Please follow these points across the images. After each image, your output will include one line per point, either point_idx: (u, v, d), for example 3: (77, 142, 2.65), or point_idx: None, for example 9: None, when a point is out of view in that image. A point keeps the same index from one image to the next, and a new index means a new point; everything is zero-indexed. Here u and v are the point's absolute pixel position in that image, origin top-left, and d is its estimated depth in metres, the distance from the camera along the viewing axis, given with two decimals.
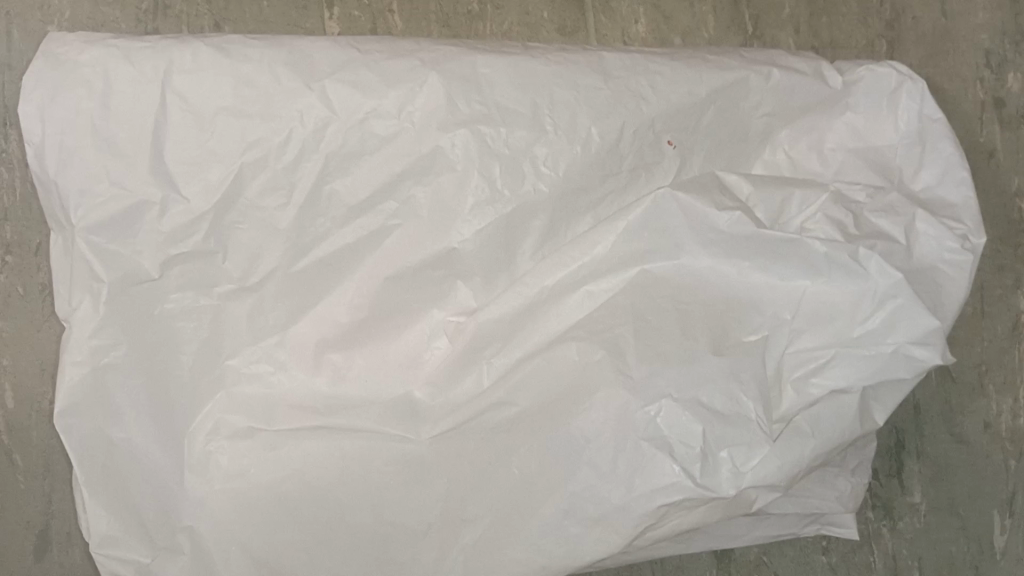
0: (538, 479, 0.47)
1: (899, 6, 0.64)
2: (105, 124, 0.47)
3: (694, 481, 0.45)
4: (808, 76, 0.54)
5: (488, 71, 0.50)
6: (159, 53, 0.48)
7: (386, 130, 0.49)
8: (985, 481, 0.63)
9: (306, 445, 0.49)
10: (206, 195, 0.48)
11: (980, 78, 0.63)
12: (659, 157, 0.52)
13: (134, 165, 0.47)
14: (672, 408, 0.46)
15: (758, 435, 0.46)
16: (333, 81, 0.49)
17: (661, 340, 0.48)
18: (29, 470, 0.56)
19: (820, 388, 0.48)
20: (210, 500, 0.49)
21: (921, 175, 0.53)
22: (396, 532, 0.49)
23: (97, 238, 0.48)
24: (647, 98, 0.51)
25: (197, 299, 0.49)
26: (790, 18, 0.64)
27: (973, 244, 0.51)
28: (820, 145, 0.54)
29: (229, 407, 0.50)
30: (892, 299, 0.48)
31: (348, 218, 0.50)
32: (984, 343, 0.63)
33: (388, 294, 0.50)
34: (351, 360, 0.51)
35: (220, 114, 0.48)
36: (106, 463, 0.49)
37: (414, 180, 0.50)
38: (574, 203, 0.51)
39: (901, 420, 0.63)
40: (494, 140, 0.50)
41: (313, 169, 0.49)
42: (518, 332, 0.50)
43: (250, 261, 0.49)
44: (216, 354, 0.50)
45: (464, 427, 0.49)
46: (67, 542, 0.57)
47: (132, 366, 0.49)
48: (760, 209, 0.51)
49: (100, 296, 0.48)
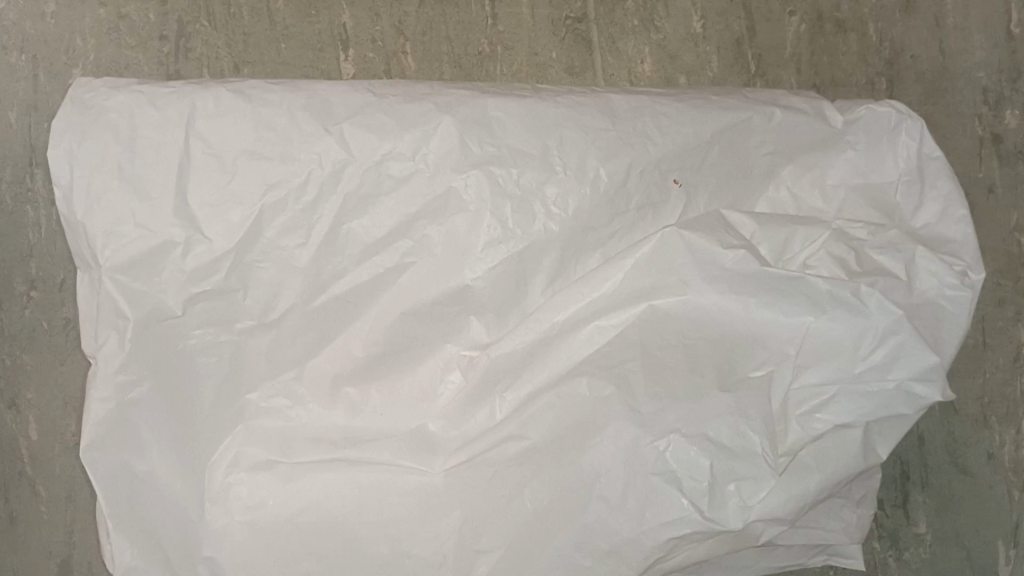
0: (552, 509, 0.48)
1: (898, 45, 0.66)
2: (132, 167, 0.49)
3: (702, 514, 0.47)
4: (810, 116, 0.56)
5: (500, 114, 0.52)
6: (183, 98, 0.50)
7: (401, 172, 0.51)
8: (989, 511, 0.63)
9: (324, 477, 0.51)
10: (228, 235, 0.50)
11: (978, 115, 0.64)
12: (665, 196, 0.53)
13: (158, 207, 0.49)
14: (680, 443, 0.48)
15: (765, 469, 0.48)
16: (349, 125, 0.51)
17: (669, 375, 0.49)
18: (52, 501, 0.58)
19: (825, 422, 0.49)
20: (229, 532, 0.49)
21: (921, 213, 0.55)
22: (413, 562, 0.49)
23: (122, 277, 0.49)
24: (654, 139, 0.53)
25: (218, 335, 0.51)
26: (792, 58, 0.66)
27: (973, 280, 0.52)
28: (822, 183, 0.56)
29: (248, 440, 0.51)
30: (893, 336, 0.49)
31: (365, 256, 0.51)
32: (987, 374, 0.64)
33: (405, 331, 0.52)
34: (368, 394, 0.52)
35: (241, 157, 0.50)
36: (129, 496, 0.50)
37: (428, 220, 0.51)
38: (583, 240, 0.52)
39: (906, 450, 0.65)
40: (506, 181, 0.51)
41: (333, 209, 0.51)
42: (529, 365, 0.51)
43: (270, 298, 0.51)
44: (235, 390, 0.51)
45: (478, 459, 0.50)
46: (88, 571, 0.58)
47: (154, 400, 0.50)
48: (763, 247, 0.53)
49: (125, 333, 0.50)
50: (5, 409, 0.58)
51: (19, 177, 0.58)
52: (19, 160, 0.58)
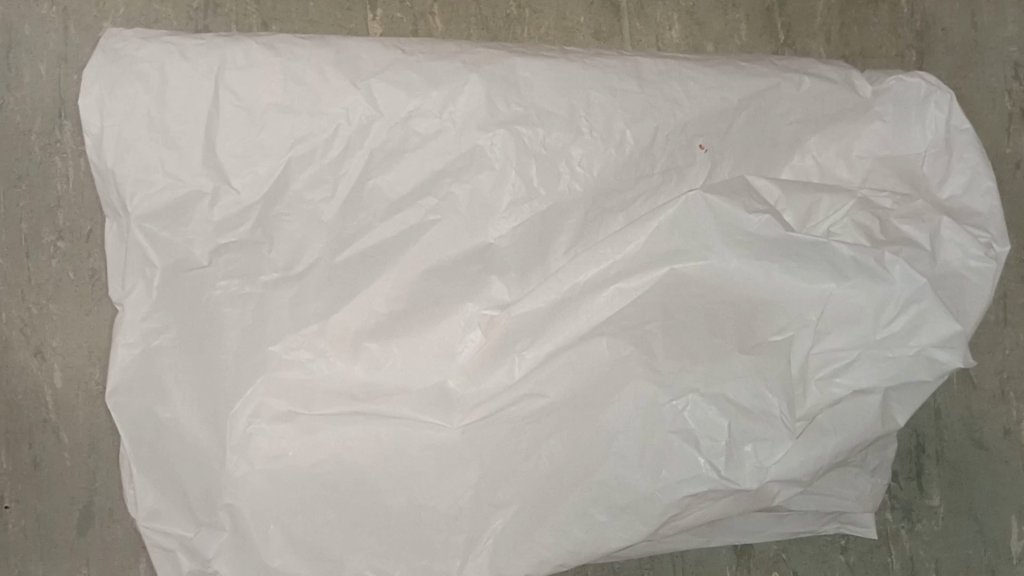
0: (568, 467, 0.49)
1: (929, 18, 0.65)
2: (161, 117, 0.49)
3: (718, 474, 0.48)
4: (838, 85, 0.55)
5: (527, 74, 0.52)
6: (213, 50, 0.50)
7: (428, 129, 0.51)
8: (1004, 485, 0.64)
9: (343, 430, 0.51)
10: (255, 187, 0.50)
11: (1008, 90, 0.65)
12: (691, 160, 0.53)
13: (187, 157, 0.49)
14: (699, 403, 0.49)
15: (782, 430, 0.48)
16: (377, 81, 0.51)
17: (690, 338, 0.50)
18: (75, 448, 0.59)
19: (843, 386, 0.50)
20: (250, 480, 0.50)
21: (948, 184, 0.54)
22: (429, 515, 0.50)
23: (150, 226, 0.50)
24: (681, 104, 0.53)
25: (242, 287, 0.51)
26: (821, 27, 0.65)
27: (997, 252, 0.52)
28: (848, 154, 0.56)
29: (269, 391, 0.52)
30: (916, 303, 0.49)
31: (390, 212, 0.51)
32: (1006, 351, 0.64)
33: (426, 289, 0.52)
34: (389, 350, 0.53)
35: (270, 110, 0.50)
36: (154, 441, 0.51)
37: (453, 177, 0.51)
38: (606, 202, 0.52)
39: (922, 423, 0.65)
40: (531, 141, 0.51)
41: (358, 163, 0.51)
42: (549, 327, 0.51)
43: (294, 252, 0.51)
44: (258, 341, 0.52)
45: (497, 416, 0.51)
46: (110, 517, 0.59)
47: (180, 348, 0.51)
48: (788, 214, 0.53)
49: (152, 281, 0.50)
50: (30, 356, 0.58)
51: (48, 129, 0.59)
52: (47, 112, 0.59)
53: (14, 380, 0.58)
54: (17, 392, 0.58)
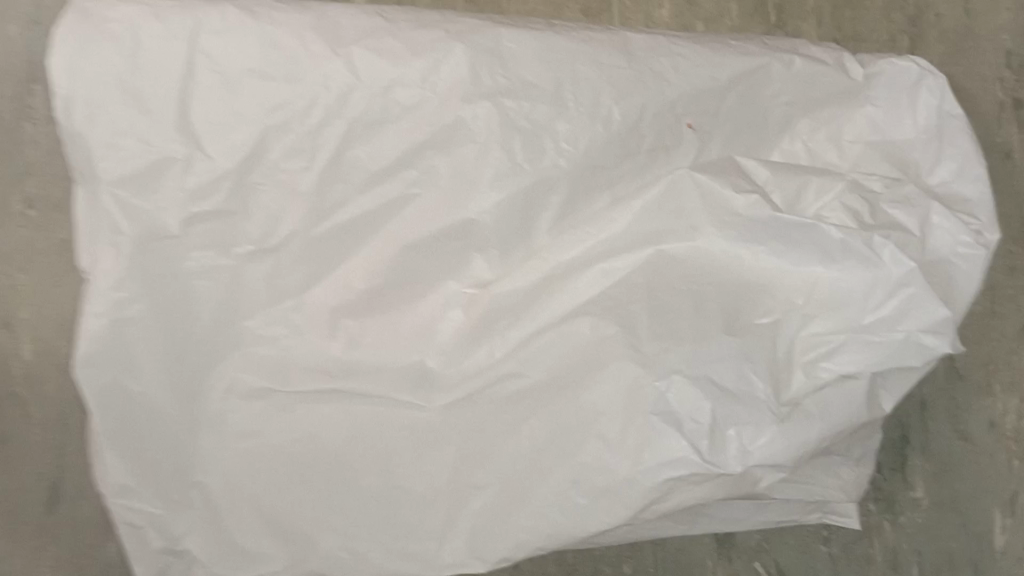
0: (547, 449, 0.48)
1: (923, 3, 0.64)
2: (133, 80, 0.47)
3: (701, 457, 0.46)
4: (830, 67, 0.55)
5: (513, 46, 0.50)
6: (187, 12, 0.48)
7: (408, 100, 0.49)
8: (988, 478, 0.63)
9: (319, 408, 0.50)
10: (230, 154, 0.48)
11: (1000, 78, 0.64)
12: (678, 139, 0.52)
13: (160, 121, 0.48)
14: (682, 384, 0.47)
15: (766, 416, 0.47)
16: (359, 48, 0.49)
17: (675, 320, 0.49)
18: (43, 423, 0.57)
19: (830, 372, 0.48)
20: (224, 457, 0.50)
21: (937, 170, 0.53)
22: (405, 496, 0.49)
23: (121, 192, 0.48)
24: (670, 80, 0.52)
25: (215, 259, 0.50)
26: (813, 10, 0.65)
27: (987, 240, 0.51)
28: (838, 137, 0.55)
29: (244, 366, 0.50)
30: (904, 287, 0.48)
31: (370, 184, 0.50)
32: (993, 342, 0.64)
33: (407, 264, 0.51)
34: (365, 327, 0.51)
35: (246, 76, 0.48)
36: (123, 418, 0.49)
37: (435, 150, 0.50)
38: (593, 180, 0.51)
39: (906, 413, 0.64)
40: (517, 115, 0.50)
41: (336, 133, 0.49)
42: (530, 306, 0.50)
43: (270, 223, 0.50)
44: (234, 314, 0.50)
45: (476, 396, 0.50)
46: (76, 495, 0.58)
47: (149, 321, 0.49)
48: (777, 196, 0.52)
49: (122, 249, 0.48)
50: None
51: (18, 93, 0.57)
52: (17, 75, 0.57)
53: None
54: None
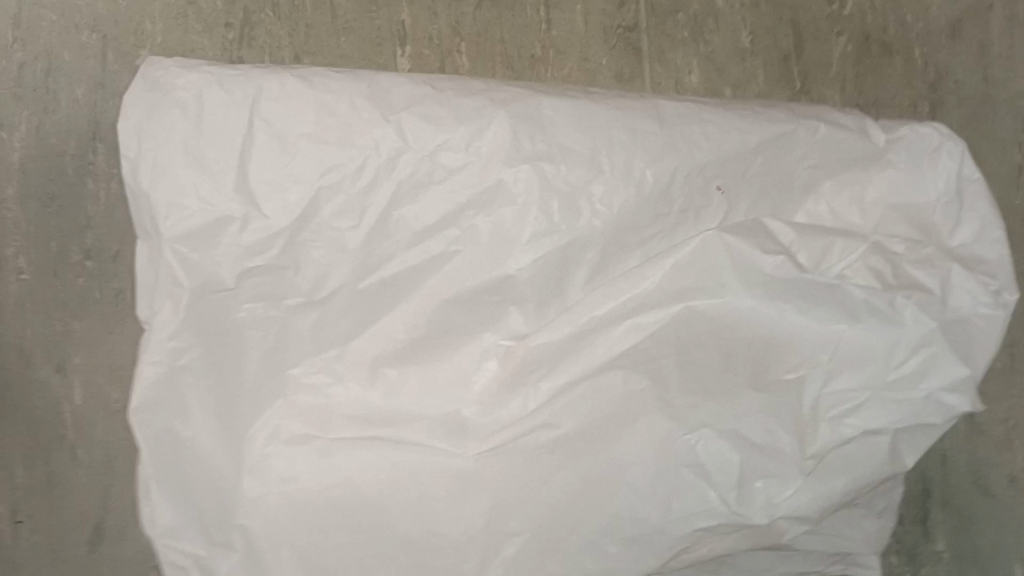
0: (579, 497, 0.50)
1: (942, 69, 0.68)
2: (197, 143, 0.51)
3: (729, 509, 0.49)
4: (854, 132, 0.57)
5: (552, 112, 0.54)
6: (250, 81, 0.52)
7: (452, 163, 0.52)
8: (1010, 533, 0.64)
9: (357, 455, 0.52)
10: (286, 214, 0.51)
11: (1019, 142, 0.66)
12: (708, 201, 0.55)
13: (221, 182, 0.51)
14: (712, 438, 0.50)
15: (793, 468, 0.50)
16: (408, 114, 0.53)
17: (704, 375, 0.51)
18: (91, 464, 0.60)
19: (852, 427, 0.50)
20: (264, 501, 0.51)
21: (957, 232, 0.55)
22: (440, 542, 0.51)
23: (182, 247, 0.51)
24: (700, 145, 0.55)
25: (267, 310, 0.53)
26: (837, 76, 0.68)
27: (1006, 300, 0.53)
28: (861, 200, 0.57)
29: (288, 415, 0.52)
30: (927, 346, 0.51)
31: (413, 242, 0.53)
32: (1014, 399, 0.65)
33: (447, 317, 0.53)
34: (406, 377, 0.53)
35: (302, 140, 0.52)
36: (173, 461, 0.51)
37: (476, 210, 0.53)
38: (625, 239, 0.54)
39: (928, 467, 0.66)
40: (554, 176, 0.53)
41: (385, 194, 0.52)
42: (565, 358, 0.52)
43: (320, 277, 0.52)
44: (280, 364, 0.53)
45: (511, 446, 0.51)
46: (120, 535, 0.60)
47: (205, 368, 0.52)
48: (802, 255, 0.54)
49: (180, 301, 0.51)
50: (52, 372, 0.60)
51: (83, 151, 0.62)
52: (82, 135, 0.62)
53: (36, 396, 0.60)
54: (38, 408, 0.60)
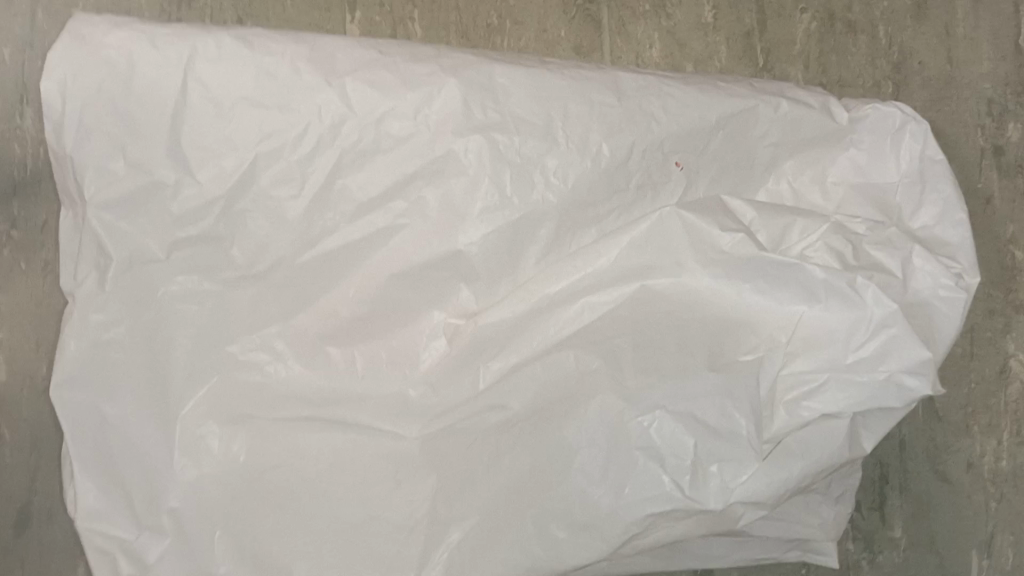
0: (527, 483, 0.48)
1: (907, 50, 0.66)
2: (126, 104, 0.47)
3: (682, 493, 0.46)
4: (816, 110, 0.55)
5: (505, 81, 0.51)
6: (184, 39, 0.48)
7: (401, 131, 0.50)
8: (966, 520, 0.63)
9: (298, 437, 0.50)
10: (220, 181, 0.48)
11: (981, 125, 0.65)
12: (667, 177, 0.53)
13: (151, 147, 0.48)
14: (665, 420, 0.47)
15: (748, 451, 0.47)
16: (352, 79, 0.50)
17: (658, 355, 0.49)
18: (16, 445, 0.56)
19: (811, 411, 0.48)
20: (202, 484, 0.48)
21: (920, 214, 0.54)
22: (383, 526, 0.48)
23: (108, 214, 0.48)
24: (659, 119, 0.53)
25: (201, 283, 0.49)
26: (800, 53, 0.67)
27: (967, 283, 0.51)
28: (822, 180, 0.56)
29: (223, 393, 0.49)
30: (887, 329, 0.48)
31: (358, 213, 0.50)
32: (971, 385, 0.64)
33: (392, 294, 0.51)
34: (352, 355, 0.51)
35: (239, 104, 0.48)
36: (97, 440, 0.48)
37: (425, 181, 0.50)
38: (580, 214, 0.52)
39: (887, 453, 0.64)
40: (507, 148, 0.51)
41: (326, 163, 0.49)
42: (515, 338, 0.50)
43: (257, 250, 0.49)
44: (216, 340, 0.50)
45: (458, 427, 0.49)
46: (48, 519, 0.57)
47: (133, 342, 0.49)
48: (762, 234, 0.52)
49: (106, 273, 0.48)
50: None
51: (8, 114, 0.58)
52: (10, 96, 0.58)
53: None
54: None
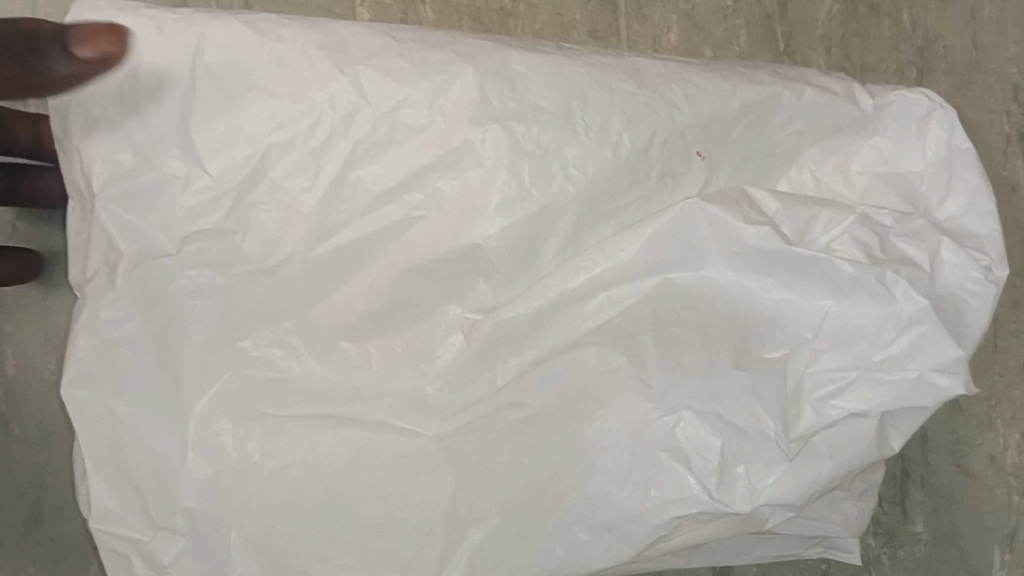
0: (549, 482, 0.47)
1: (930, 34, 0.65)
2: (132, 91, 0.46)
3: (709, 496, 0.45)
4: (840, 98, 0.54)
5: (522, 69, 0.50)
6: (192, 26, 0.47)
7: (416, 121, 0.48)
8: (988, 514, 0.62)
9: (314, 436, 0.49)
10: (232, 173, 0.47)
11: (1006, 112, 0.62)
12: (687, 166, 0.52)
13: (159, 138, 0.46)
14: (692, 420, 0.46)
15: (775, 453, 0.46)
16: (366, 67, 0.48)
17: (683, 350, 0.48)
18: (26, 439, 0.57)
19: (840, 410, 0.47)
20: (217, 483, 0.47)
21: (946, 204, 0.52)
22: (402, 526, 0.48)
23: (117, 209, 0.47)
24: (680, 107, 0.51)
25: (214, 277, 0.48)
26: (822, 39, 0.68)
27: (997, 276, 0.50)
28: (846, 167, 0.54)
29: (236, 390, 0.48)
30: (917, 326, 0.47)
31: (372, 206, 0.49)
32: (995, 377, 0.63)
33: (409, 287, 0.50)
34: (367, 351, 0.50)
35: (250, 92, 0.47)
36: (110, 437, 0.47)
37: (442, 172, 0.49)
38: (600, 207, 0.50)
39: (908, 448, 0.64)
40: (526, 139, 0.49)
41: (340, 155, 0.48)
42: (534, 332, 0.50)
43: (269, 243, 0.48)
44: (228, 334, 0.48)
45: (476, 426, 0.49)
46: (60, 515, 0.57)
47: (144, 339, 0.48)
48: (786, 226, 0.51)
49: (116, 267, 0.47)
50: None
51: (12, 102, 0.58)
52: None
53: None
54: None
